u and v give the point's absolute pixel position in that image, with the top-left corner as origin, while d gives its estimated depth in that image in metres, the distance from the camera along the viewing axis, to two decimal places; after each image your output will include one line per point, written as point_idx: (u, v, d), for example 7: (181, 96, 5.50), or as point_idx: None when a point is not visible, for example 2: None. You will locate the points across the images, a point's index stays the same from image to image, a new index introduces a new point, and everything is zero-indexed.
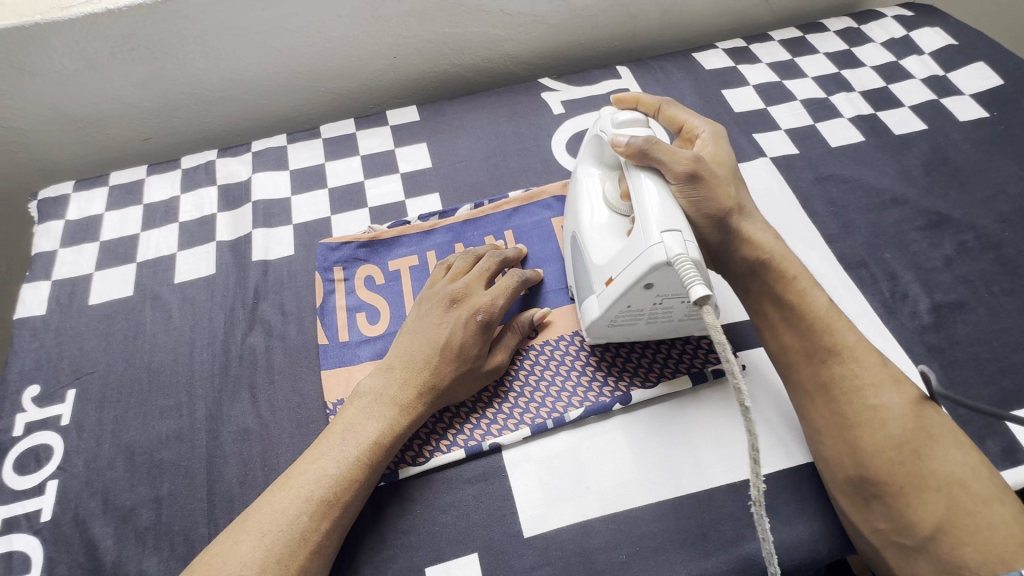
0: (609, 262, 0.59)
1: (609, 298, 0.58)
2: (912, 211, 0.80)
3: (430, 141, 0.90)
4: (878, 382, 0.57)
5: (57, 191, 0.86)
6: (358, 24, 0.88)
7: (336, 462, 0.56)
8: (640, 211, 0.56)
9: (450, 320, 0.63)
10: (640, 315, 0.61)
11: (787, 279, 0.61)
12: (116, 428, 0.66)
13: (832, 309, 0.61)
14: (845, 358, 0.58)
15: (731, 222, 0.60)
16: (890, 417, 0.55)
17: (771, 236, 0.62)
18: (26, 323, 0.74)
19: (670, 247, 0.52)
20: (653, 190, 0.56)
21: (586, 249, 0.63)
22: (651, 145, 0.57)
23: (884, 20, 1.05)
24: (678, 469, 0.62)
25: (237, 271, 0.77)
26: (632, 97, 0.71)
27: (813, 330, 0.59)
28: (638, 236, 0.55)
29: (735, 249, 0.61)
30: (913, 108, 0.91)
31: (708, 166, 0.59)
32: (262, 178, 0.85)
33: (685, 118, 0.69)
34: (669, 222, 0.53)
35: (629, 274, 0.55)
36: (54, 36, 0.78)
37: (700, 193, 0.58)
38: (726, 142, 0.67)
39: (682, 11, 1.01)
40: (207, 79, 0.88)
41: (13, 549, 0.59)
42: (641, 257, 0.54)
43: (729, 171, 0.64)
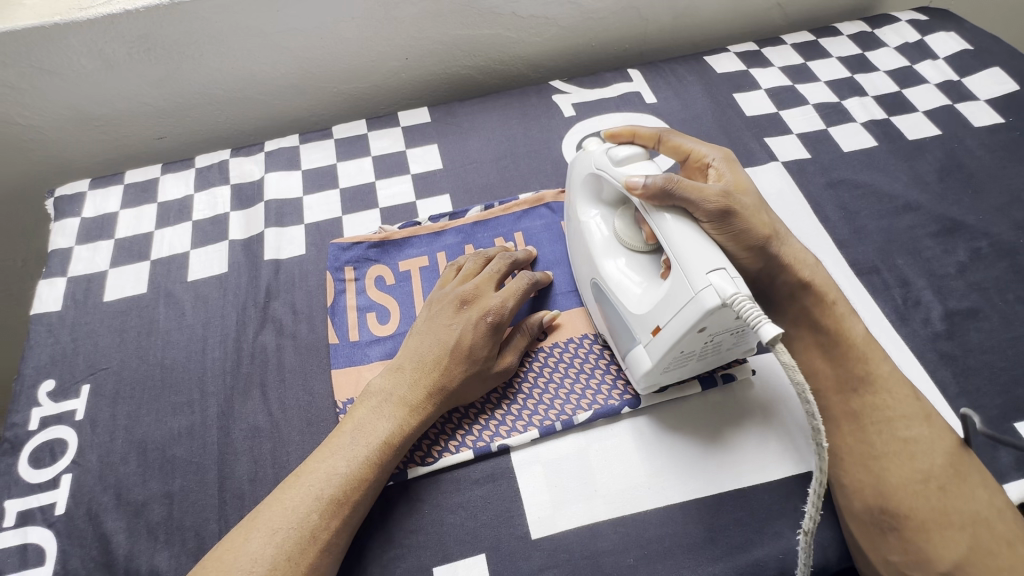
0: (653, 310, 0.57)
1: (661, 348, 0.56)
2: (925, 217, 0.80)
3: (441, 142, 0.90)
4: (910, 415, 0.57)
5: (74, 188, 0.87)
6: (371, 25, 0.88)
7: (347, 460, 0.56)
8: (676, 253, 0.55)
9: (461, 321, 0.63)
10: (691, 357, 0.59)
11: (828, 303, 0.62)
12: (129, 424, 0.67)
13: (868, 338, 0.61)
14: (878, 389, 0.58)
15: (773, 249, 0.61)
16: (919, 451, 0.55)
17: (810, 260, 0.63)
18: (42, 318, 0.75)
19: (720, 288, 0.51)
20: (686, 231, 0.55)
21: (622, 299, 0.61)
22: (672, 184, 0.56)
23: (897, 24, 1.04)
24: (687, 473, 0.62)
25: (250, 270, 0.77)
26: (626, 130, 0.68)
27: (847, 357, 0.60)
28: (682, 281, 0.54)
29: (778, 275, 0.62)
30: (926, 113, 0.91)
31: (734, 198, 0.58)
32: (275, 178, 0.86)
33: (691, 147, 0.68)
34: (709, 261, 0.53)
35: (681, 321, 0.54)
36: (73, 34, 0.79)
37: (735, 227, 0.58)
38: (738, 165, 0.67)
39: (693, 14, 1.01)
40: (222, 79, 0.89)
41: (27, 541, 0.60)
42: (691, 304, 0.52)
43: (755, 196, 0.64)
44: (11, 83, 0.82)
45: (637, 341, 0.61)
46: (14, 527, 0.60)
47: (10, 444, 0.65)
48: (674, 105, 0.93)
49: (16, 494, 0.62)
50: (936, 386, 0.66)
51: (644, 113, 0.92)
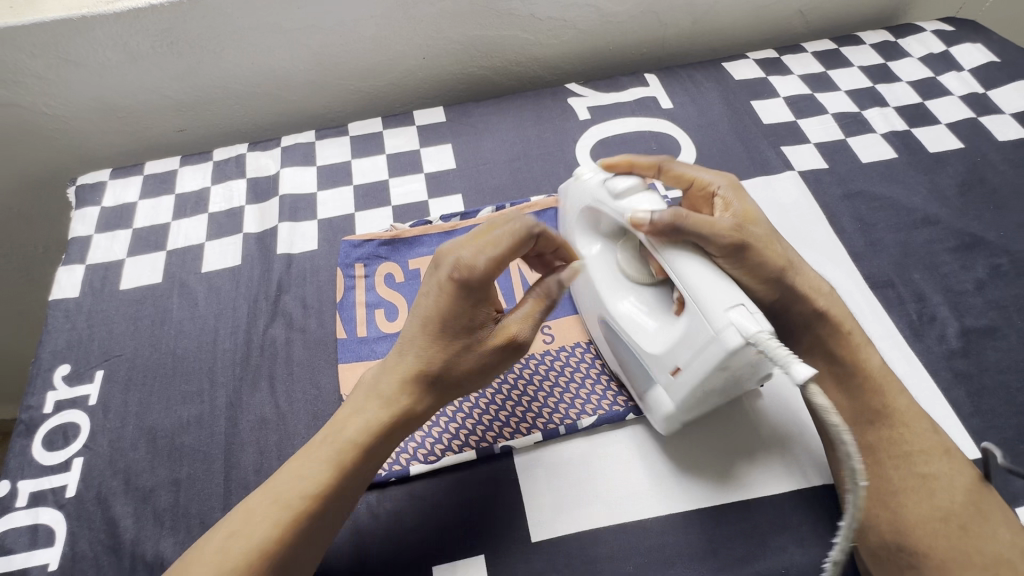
0: (670, 352, 0.56)
1: (685, 388, 0.56)
2: (944, 231, 0.78)
3: (455, 142, 0.90)
4: (928, 449, 0.56)
5: (95, 177, 0.89)
6: (389, 23, 0.89)
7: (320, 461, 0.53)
8: (692, 292, 0.53)
9: (428, 286, 0.56)
10: (714, 394, 0.59)
11: (843, 333, 0.61)
12: (140, 410, 0.68)
13: (885, 368, 0.61)
14: (895, 422, 0.58)
15: (789, 280, 0.60)
16: (939, 487, 0.54)
17: (825, 287, 0.63)
18: (60, 304, 0.76)
19: (742, 326, 0.50)
20: (700, 269, 0.54)
21: (634, 338, 0.60)
22: (681, 219, 0.55)
23: (922, 34, 1.02)
24: (695, 483, 0.61)
25: (262, 263, 0.78)
26: (623, 161, 0.69)
27: (864, 389, 0.59)
28: (701, 320, 0.53)
29: (793, 305, 0.61)
30: (949, 125, 0.89)
31: (745, 229, 0.58)
32: (291, 173, 0.87)
33: (693, 175, 0.67)
34: (728, 298, 0.52)
35: (704, 361, 0.53)
36: (99, 28, 0.81)
37: (748, 259, 0.58)
38: (744, 190, 0.65)
39: (712, 20, 1.01)
40: (241, 74, 0.91)
41: (38, 522, 0.61)
42: (713, 344, 0.52)
43: (765, 225, 0.63)
44: (37, 72, 0.84)
45: (655, 381, 0.60)
46: (26, 508, 0.62)
47: (24, 426, 0.67)
48: (690, 111, 0.93)
49: (29, 475, 0.64)
50: (949, 404, 0.65)
51: (660, 119, 0.92)
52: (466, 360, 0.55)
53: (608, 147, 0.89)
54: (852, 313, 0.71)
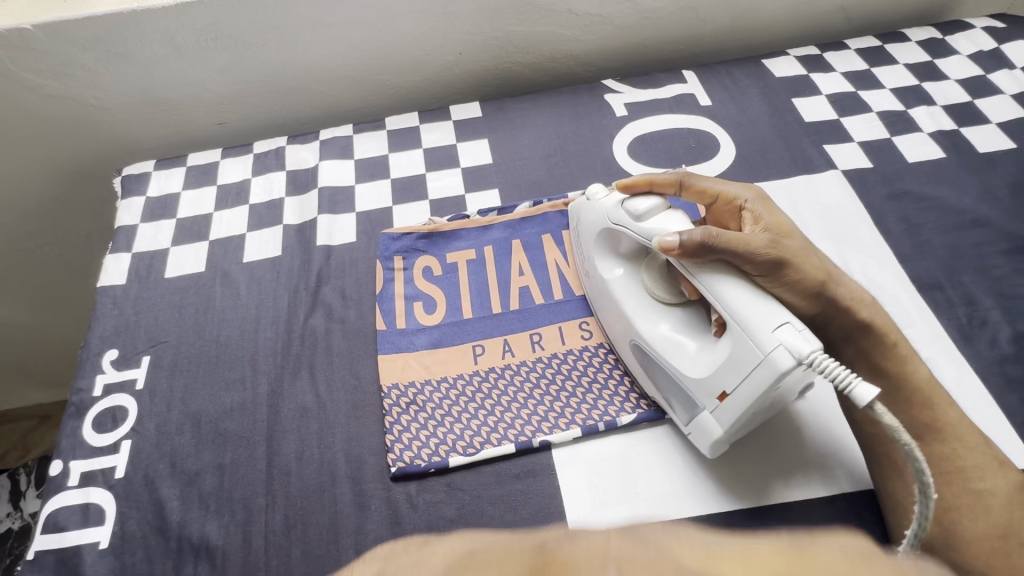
0: (715, 376, 0.55)
1: (733, 414, 0.54)
2: (995, 233, 0.76)
3: (492, 137, 0.90)
4: (983, 465, 0.55)
5: (141, 168, 0.91)
6: (428, 18, 0.90)
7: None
8: (735, 314, 0.53)
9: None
10: (759, 413, 0.57)
11: (889, 345, 0.59)
12: (185, 396, 0.69)
13: (932, 381, 0.59)
14: (948, 437, 0.56)
15: (829, 292, 0.59)
16: (995, 504, 0.53)
17: (866, 297, 0.61)
18: (107, 291, 0.78)
19: (793, 347, 0.49)
20: (741, 292, 0.54)
21: (672, 362, 0.59)
22: (712, 239, 0.55)
23: (971, 31, 0.99)
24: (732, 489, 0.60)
25: (303, 254, 0.79)
26: (642, 179, 0.65)
27: (912, 403, 0.57)
28: (746, 342, 0.52)
29: (834, 317, 0.59)
30: (1000, 125, 0.87)
31: (781, 245, 0.57)
32: (329, 166, 0.88)
33: (717, 189, 0.65)
34: (773, 318, 0.51)
35: (755, 384, 0.52)
36: (148, 22, 0.83)
37: (786, 273, 0.57)
38: (773, 204, 0.64)
39: (753, 16, 0.99)
40: (282, 67, 0.92)
41: (89, 501, 0.63)
42: (764, 366, 0.51)
43: (801, 238, 0.61)
44: (88, 65, 0.86)
45: (700, 408, 0.58)
46: (77, 487, 0.64)
47: (75, 408, 0.69)
48: (730, 108, 0.91)
49: (80, 456, 0.66)
50: (1001, 411, 0.63)
51: (698, 115, 0.91)
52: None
53: (645, 144, 0.88)
54: (898, 314, 0.70)
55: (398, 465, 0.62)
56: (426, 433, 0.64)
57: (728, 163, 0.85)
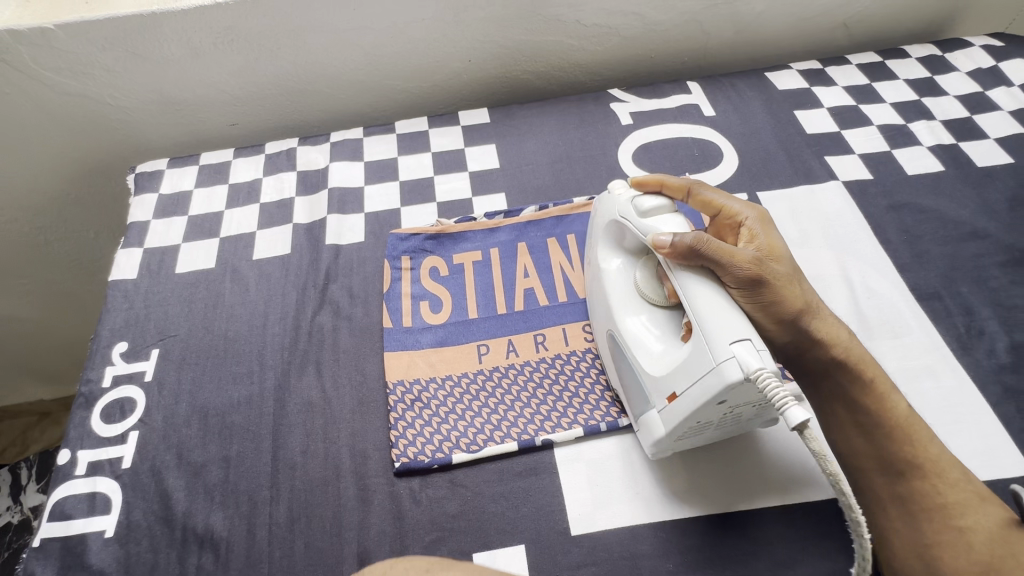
0: (670, 376, 0.55)
1: (676, 417, 0.55)
2: (993, 245, 0.77)
3: (499, 143, 0.92)
4: (963, 501, 0.55)
5: (154, 166, 0.93)
6: (439, 25, 0.92)
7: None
8: (699, 318, 0.53)
9: None
10: (710, 424, 0.57)
11: (866, 380, 0.59)
12: (193, 389, 0.70)
13: (913, 416, 0.59)
14: (927, 473, 0.56)
15: (806, 323, 0.59)
16: (977, 540, 0.53)
17: (848, 332, 0.61)
18: (119, 285, 0.79)
19: (744, 362, 0.49)
20: (710, 296, 0.54)
21: (637, 357, 0.60)
22: (700, 244, 0.55)
23: (970, 49, 1.01)
24: (704, 496, 0.61)
25: (312, 253, 0.81)
26: (654, 179, 0.67)
27: (890, 439, 0.58)
28: (704, 350, 0.52)
29: (809, 350, 0.60)
30: (997, 140, 0.88)
31: (766, 267, 0.57)
32: (339, 167, 0.90)
33: (723, 202, 0.65)
34: (736, 331, 0.51)
35: (699, 392, 0.52)
36: (167, 24, 0.85)
37: (764, 296, 0.57)
38: (773, 226, 0.64)
39: (755, 31, 1.02)
40: (295, 71, 0.94)
41: (96, 490, 0.63)
42: (711, 375, 0.50)
43: (789, 265, 0.61)
44: (108, 65, 0.88)
45: (651, 405, 0.59)
46: (85, 476, 0.64)
47: (84, 399, 0.70)
48: (733, 119, 0.93)
49: (87, 445, 0.66)
50: (999, 420, 0.64)
51: (702, 125, 0.92)
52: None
53: (650, 152, 0.90)
54: (897, 322, 0.71)
55: (402, 460, 0.63)
56: (430, 430, 0.65)
57: (731, 173, 0.87)
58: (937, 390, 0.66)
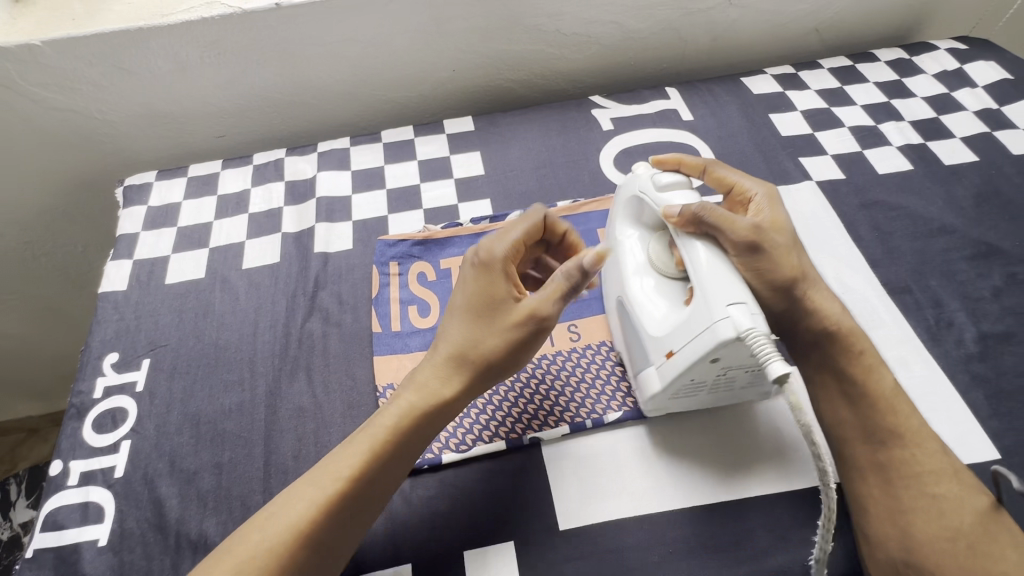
0: (669, 334, 0.59)
1: (672, 372, 0.58)
2: (960, 240, 0.80)
3: (483, 150, 0.94)
4: (938, 470, 0.57)
5: (142, 179, 0.94)
6: (423, 37, 0.94)
7: (348, 446, 0.56)
8: (700, 280, 0.56)
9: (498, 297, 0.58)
10: (703, 383, 0.60)
11: (854, 352, 0.62)
12: (184, 397, 0.71)
13: (897, 390, 0.61)
14: (907, 443, 0.58)
15: (798, 290, 0.62)
16: (948, 508, 0.55)
17: (837, 306, 0.64)
18: (109, 296, 0.80)
19: (738, 321, 0.52)
20: (711, 259, 0.57)
21: (640, 320, 0.63)
22: (705, 212, 0.58)
23: (937, 52, 1.05)
24: (701, 482, 0.63)
25: (300, 261, 0.82)
26: (673, 158, 0.70)
27: (873, 409, 0.60)
28: (702, 310, 0.55)
29: (801, 319, 0.63)
30: (963, 139, 0.92)
31: (764, 237, 0.60)
32: (327, 176, 0.91)
33: (735, 180, 0.69)
34: (732, 294, 0.54)
35: (696, 347, 0.55)
36: (154, 40, 0.86)
37: (759, 263, 0.60)
38: (780, 203, 0.66)
39: (731, 37, 1.05)
40: (283, 84, 0.96)
41: (89, 500, 0.64)
42: (707, 332, 0.54)
43: (790, 236, 0.64)
44: (94, 79, 0.89)
45: (648, 362, 0.63)
46: (77, 486, 0.65)
47: (76, 410, 0.70)
48: (710, 123, 0.96)
49: (79, 456, 0.67)
50: (968, 407, 0.66)
51: (681, 130, 0.95)
52: (500, 247, 0.60)
53: (631, 156, 0.92)
54: (871, 316, 0.74)
55: None
56: None
57: None
58: (909, 380, 0.68)
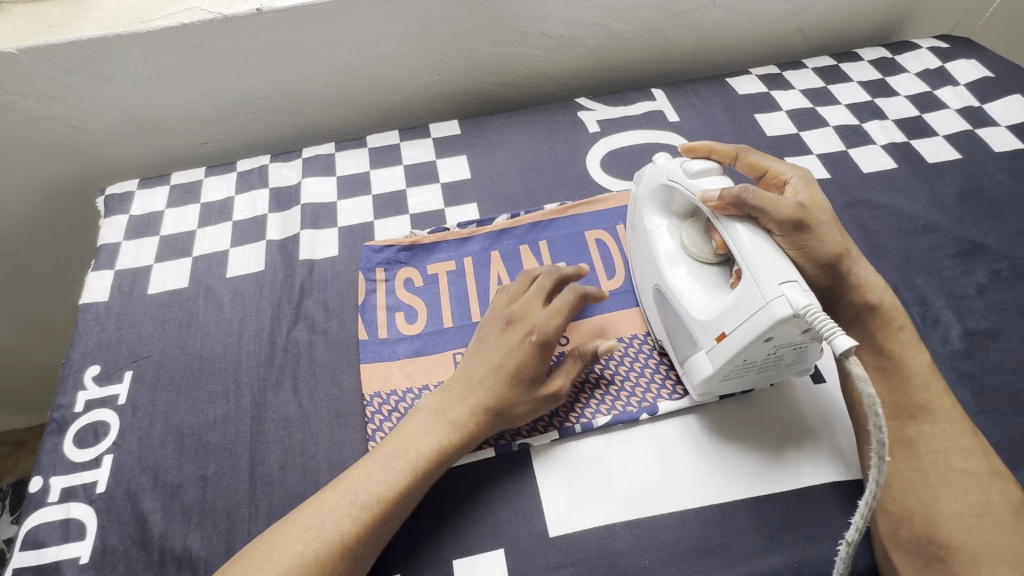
0: (719, 318, 0.58)
1: (725, 355, 0.57)
2: (945, 238, 0.81)
3: (470, 154, 0.94)
4: (966, 448, 0.57)
5: (124, 188, 0.92)
6: (407, 41, 0.93)
7: (385, 470, 0.58)
8: (747, 262, 0.56)
9: (506, 341, 0.65)
10: (753, 365, 0.60)
11: (894, 328, 0.63)
12: (167, 409, 0.70)
13: (932, 368, 0.62)
14: (938, 419, 0.59)
15: (843, 266, 0.62)
16: (975, 485, 0.55)
17: (881, 283, 0.64)
18: (90, 308, 0.79)
19: (793, 300, 0.52)
20: (757, 241, 0.56)
21: (683, 305, 0.62)
22: (748, 195, 0.57)
23: (919, 51, 1.06)
24: (714, 484, 0.63)
25: (285, 268, 0.81)
26: (704, 145, 0.71)
27: (907, 383, 0.61)
28: (753, 290, 0.55)
29: (844, 294, 0.63)
30: (946, 137, 0.92)
31: (810, 213, 0.59)
32: (312, 183, 0.90)
33: (769, 165, 0.69)
34: (783, 273, 0.54)
35: (750, 328, 0.55)
36: (134, 47, 0.85)
37: (806, 241, 0.59)
38: (817, 184, 0.67)
39: (715, 38, 1.05)
40: (266, 89, 0.95)
41: (70, 517, 0.63)
42: (762, 312, 0.53)
43: (830, 213, 0.64)
44: (73, 87, 0.88)
45: (696, 347, 0.62)
46: (58, 503, 0.64)
47: (56, 425, 0.69)
48: (696, 124, 0.96)
49: (60, 471, 0.66)
50: None
51: (667, 131, 0.95)
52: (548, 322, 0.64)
53: (618, 158, 0.92)
54: None
55: None
56: None
57: None
58: None
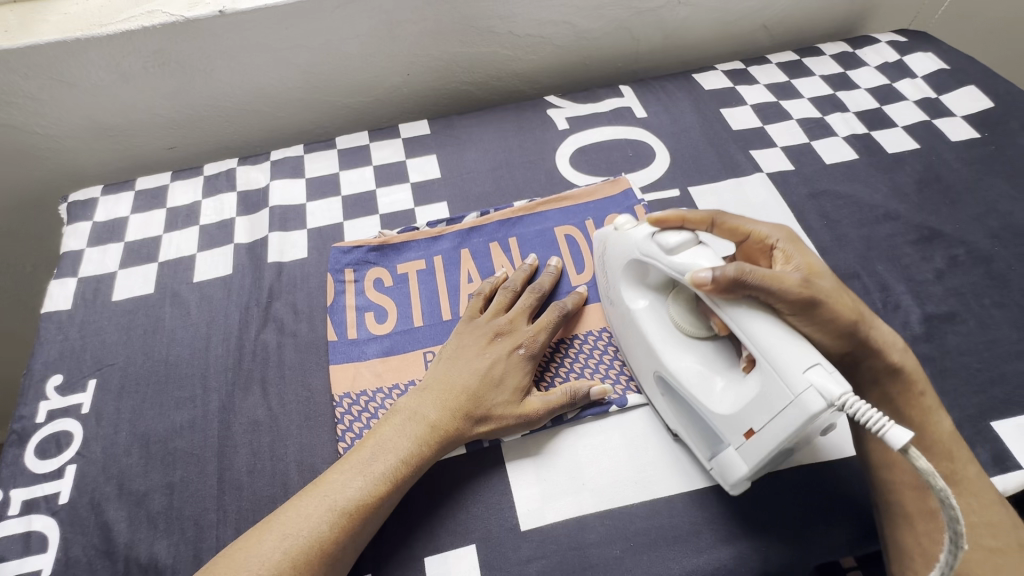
0: (743, 412, 0.55)
1: (759, 452, 0.54)
2: (904, 225, 0.83)
3: (440, 153, 0.94)
4: (995, 523, 0.55)
5: (87, 194, 0.91)
6: (374, 42, 0.93)
7: (362, 476, 0.58)
8: (763, 352, 0.52)
9: (493, 352, 0.66)
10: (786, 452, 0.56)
11: (914, 393, 0.59)
12: (132, 417, 0.69)
13: (955, 434, 0.59)
14: (964, 491, 0.56)
15: (862, 333, 0.56)
16: (1006, 564, 0.53)
17: (900, 345, 0.59)
18: (52, 316, 0.77)
19: (824, 390, 0.48)
20: (767, 327, 0.52)
21: (700, 399, 0.59)
22: (745, 275, 0.52)
23: (878, 45, 1.09)
24: (682, 473, 0.63)
25: (253, 272, 0.80)
26: (674, 215, 0.63)
27: (931, 452, 0.57)
28: (776, 381, 0.51)
29: (865, 359, 0.58)
30: (905, 127, 0.95)
31: (815, 285, 0.54)
32: (280, 185, 0.90)
33: (750, 228, 0.62)
34: (803, 358, 0.50)
35: (783, 426, 0.51)
36: (94, 50, 0.83)
37: (819, 316, 0.54)
38: (804, 243, 0.60)
39: (681, 35, 1.07)
40: (232, 92, 0.94)
41: (31, 529, 0.61)
42: (793, 408, 0.50)
43: (832, 278, 0.57)
44: (31, 93, 0.86)
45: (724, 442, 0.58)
46: (18, 515, 0.62)
47: (17, 436, 0.68)
48: (663, 119, 0.97)
49: (21, 483, 0.64)
50: None
51: (635, 127, 0.96)
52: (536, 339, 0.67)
53: (586, 155, 0.93)
54: None
55: None
56: None
57: (663, 171, 0.91)
58: None
